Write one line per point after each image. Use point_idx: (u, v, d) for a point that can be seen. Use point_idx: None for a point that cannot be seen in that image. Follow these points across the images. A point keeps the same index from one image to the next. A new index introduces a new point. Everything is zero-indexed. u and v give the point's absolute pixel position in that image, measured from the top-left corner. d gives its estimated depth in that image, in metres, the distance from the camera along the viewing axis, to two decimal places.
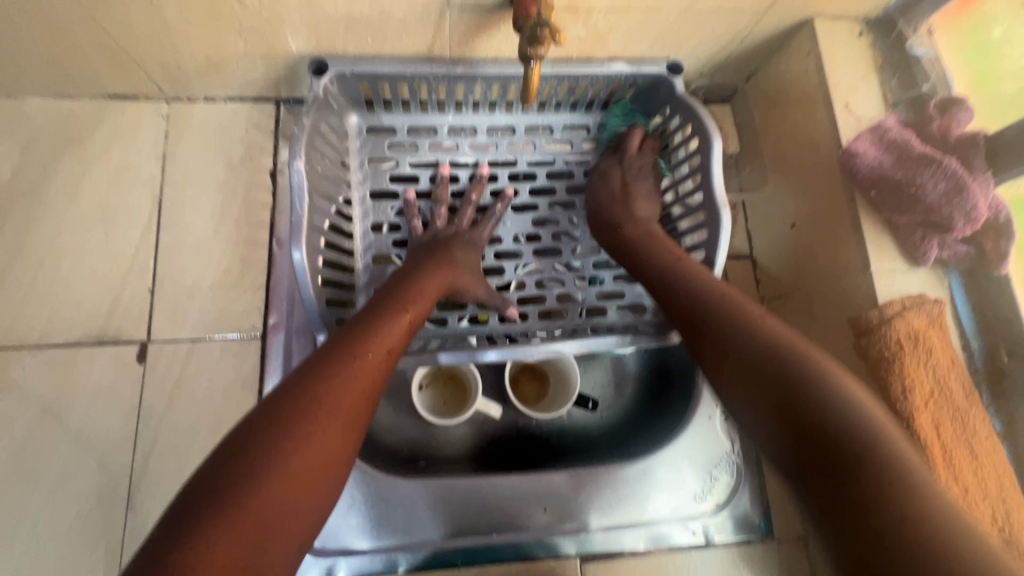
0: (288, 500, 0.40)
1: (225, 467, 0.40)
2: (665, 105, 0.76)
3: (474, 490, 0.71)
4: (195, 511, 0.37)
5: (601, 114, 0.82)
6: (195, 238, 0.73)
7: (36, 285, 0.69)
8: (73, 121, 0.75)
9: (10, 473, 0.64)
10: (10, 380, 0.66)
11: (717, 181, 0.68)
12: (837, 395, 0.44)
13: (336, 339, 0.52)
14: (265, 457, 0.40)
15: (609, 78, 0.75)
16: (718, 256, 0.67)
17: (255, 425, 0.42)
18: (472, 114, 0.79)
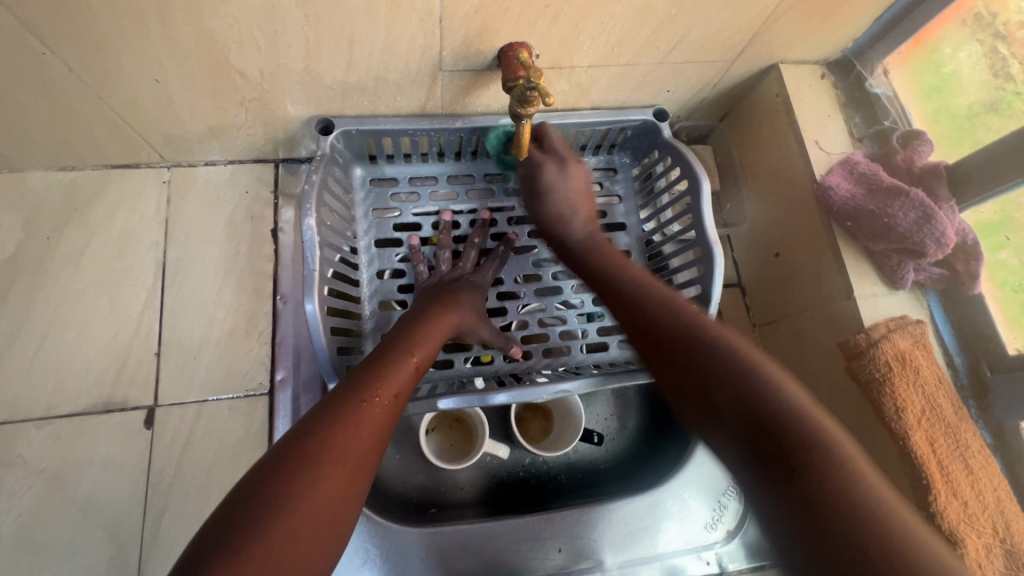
0: (293, 551, 0.40)
1: (233, 520, 0.40)
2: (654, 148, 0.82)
3: (487, 535, 0.71)
4: (204, 565, 0.37)
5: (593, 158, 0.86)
6: (200, 299, 0.74)
7: (41, 356, 0.69)
8: (76, 191, 0.76)
9: (17, 550, 0.62)
10: (15, 455, 0.65)
11: (707, 220, 0.73)
12: (789, 403, 0.43)
13: (341, 384, 0.53)
14: (271, 508, 0.41)
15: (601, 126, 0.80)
16: (713, 291, 0.72)
17: (263, 474, 0.43)
18: (471, 163, 0.83)
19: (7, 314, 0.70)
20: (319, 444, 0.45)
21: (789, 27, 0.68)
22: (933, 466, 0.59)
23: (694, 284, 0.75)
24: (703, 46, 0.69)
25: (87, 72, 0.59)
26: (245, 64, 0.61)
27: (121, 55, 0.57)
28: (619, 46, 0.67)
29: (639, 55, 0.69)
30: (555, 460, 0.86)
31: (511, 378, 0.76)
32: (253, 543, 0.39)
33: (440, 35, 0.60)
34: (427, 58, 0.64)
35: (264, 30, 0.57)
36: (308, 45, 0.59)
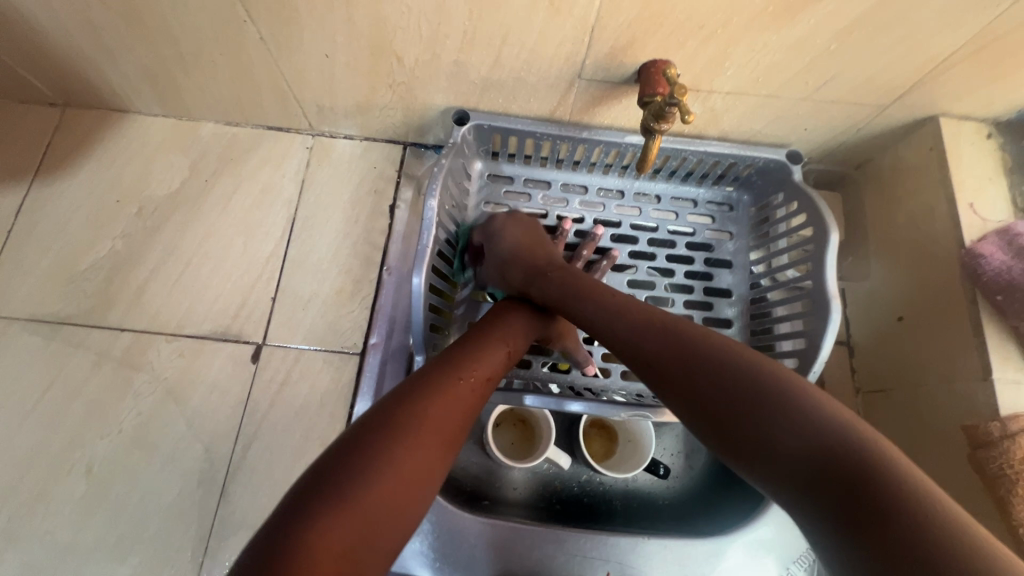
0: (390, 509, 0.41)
1: (343, 457, 0.43)
2: (780, 190, 0.78)
3: (537, 537, 0.70)
4: (314, 497, 0.40)
5: (708, 190, 0.84)
6: (317, 256, 0.81)
7: (181, 280, 0.79)
8: (236, 144, 0.86)
9: (131, 443, 0.70)
10: (146, 360, 0.74)
11: (830, 275, 0.69)
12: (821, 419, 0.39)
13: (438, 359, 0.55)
14: (378, 453, 0.43)
15: (727, 159, 0.78)
16: (821, 351, 0.68)
17: (371, 426, 0.45)
18: (585, 174, 0.84)
19: (163, 240, 0.81)
20: (418, 410, 0.47)
21: (961, 76, 0.63)
22: None
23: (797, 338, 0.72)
24: (857, 86, 0.66)
25: (273, 41, 0.67)
26: (405, 50, 0.66)
27: (304, 29, 0.64)
28: (766, 76, 0.65)
29: (784, 87, 0.67)
30: (611, 483, 0.84)
31: (586, 392, 0.76)
32: (352, 485, 0.41)
33: (588, 43, 0.62)
34: (570, 64, 0.66)
35: (430, 20, 0.61)
36: (464, 38, 0.64)
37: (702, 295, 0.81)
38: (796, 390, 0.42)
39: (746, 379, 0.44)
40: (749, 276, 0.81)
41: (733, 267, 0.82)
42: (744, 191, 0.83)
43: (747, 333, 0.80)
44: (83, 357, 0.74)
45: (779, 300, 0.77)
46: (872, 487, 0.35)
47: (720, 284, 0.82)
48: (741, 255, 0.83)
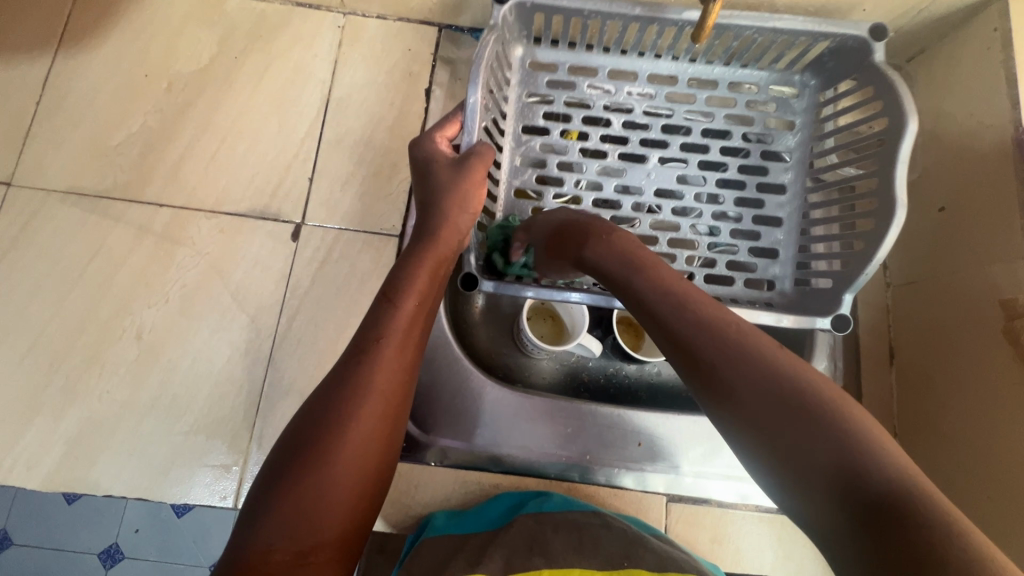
0: (382, 412, 0.47)
1: (315, 423, 0.45)
2: (853, 74, 0.67)
3: (574, 411, 0.72)
4: (297, 461, 0.44)
5: (772, 75, 0.74)
6: (352, 139, 0.80)
7: (217, 158, 0.78)
8: (265, 21, 0.83)
9: (178, 313, 0.72)
10: (187, 235, 0.75)
11: (901, 168, 0.59)
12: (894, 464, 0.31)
13: (413, 247, 0.56)
14: (344, 410, 0.45)
15: (797, 39, 0.67)
16: (877, 251, 0.59)
17: (335, 386, 0.46)
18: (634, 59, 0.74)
19: (195, 117, 0.79)
20: (373, 358, 0.47)
21: None
22: None
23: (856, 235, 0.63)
24: None
25: None
26: None
27: None
28: None
29: None
30: (637, 377, 0.86)
31: None
32: (329, 449, 0.44)
33: None
34: None
35: None
36: None
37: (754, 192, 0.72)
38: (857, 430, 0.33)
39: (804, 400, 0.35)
40: (802, 173, 0.73)
41: (787, 162, 0.73)
42: (809, 76, 0.73)
43: (796, 231, 0.71)
44: (124, 230, 0.74)
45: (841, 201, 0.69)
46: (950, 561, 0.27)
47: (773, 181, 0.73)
48: (800, 150, 0.73)
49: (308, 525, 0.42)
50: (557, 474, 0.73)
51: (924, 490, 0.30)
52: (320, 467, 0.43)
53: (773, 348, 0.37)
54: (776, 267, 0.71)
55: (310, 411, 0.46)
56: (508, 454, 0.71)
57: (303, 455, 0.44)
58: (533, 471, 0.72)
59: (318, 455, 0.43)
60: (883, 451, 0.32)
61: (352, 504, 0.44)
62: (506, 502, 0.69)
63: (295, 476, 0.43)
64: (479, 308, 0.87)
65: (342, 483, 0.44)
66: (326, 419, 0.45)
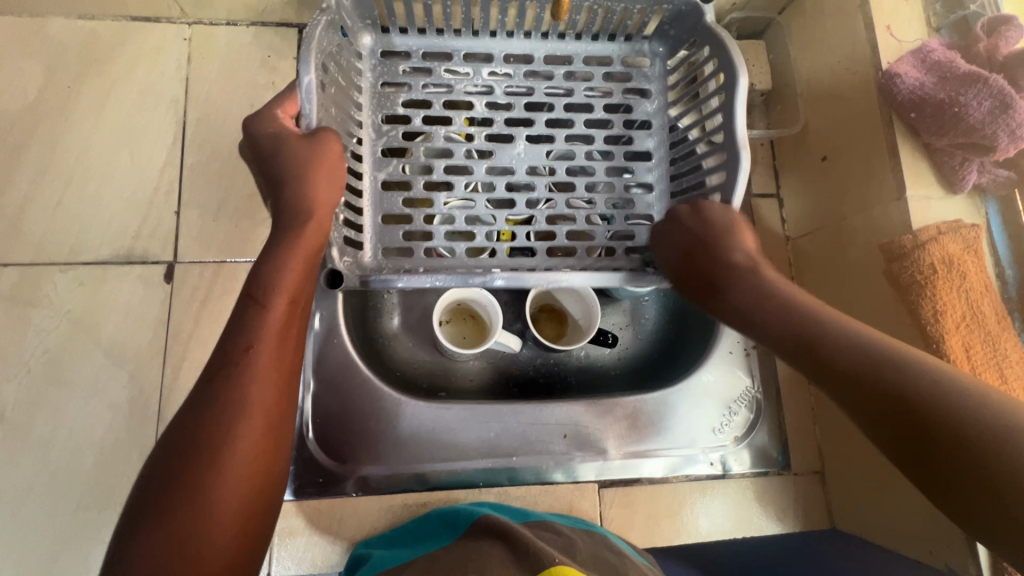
0: (261, 427, 0.42)
1: (176, 454, 0.40)
2: (692, 36, 0.65)
3: (496, 414, 0.71)
4: (155, 500, 0.38)
5: (624, 48, 0.71)
6: (219, 161, 0.73)
7: (63, 203, 0.70)
8: (97, 41, 0.74)
9: (45, 381, 0.65)
10: (42, 294, 0.67)
11: (740, 114, 0.57)
12: (926, 380, 0.36)
13: (277, 236, 0.50)
14: (212, 434, 0.40)
15: (634, 5, 0.65)
16: (731, 203, 0.57)
17: (196, 410, 0.41)
18: (487, 39, 0.70)
19: (32, 158, 0.70)
20: (237, 375, 0.43)
21: None
22: (964, 373, 0.55)
23: (715, 189, 0.60)
24: None
25: None
26: None
27: None
28: None
29: None
30: (566, 361, 0.84)
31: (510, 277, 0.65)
32: (200, 481, 0.39)
33: None
34: None
35: None
36: None
37: (622, 160, 0.69)
38: (911, 362, 0.38)
39: (882, 370, 0.38)
40: (666, 137, 0.70)
41: (652, 129, 0.71)
42: (660, 44, 0.71)
43: (667, 194, 0.69)
44: None
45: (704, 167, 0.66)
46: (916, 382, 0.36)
47: (642, 148, 0.70)
48: (660, 115, 0.71)
49: (185, 563, 0.37)
50: (486, 481, 0.71)
51: (890, 363, 0.38)
52: (198, 500, 0.38)
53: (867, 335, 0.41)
54: None
55: (170, 442, 0.40)
56: (432, 466, 0.69)
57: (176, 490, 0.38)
58: (459, 482, 0.70)
59: (194, 487, 0.39)
60: (936, 374, 0.36)
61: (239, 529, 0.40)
62: (438, 518, 0.65)
63: (167, 514, 0.38)
64: (392, 320, 0.83)
65: (225, 512, 0.39)
66: (200, 446, 0.40)
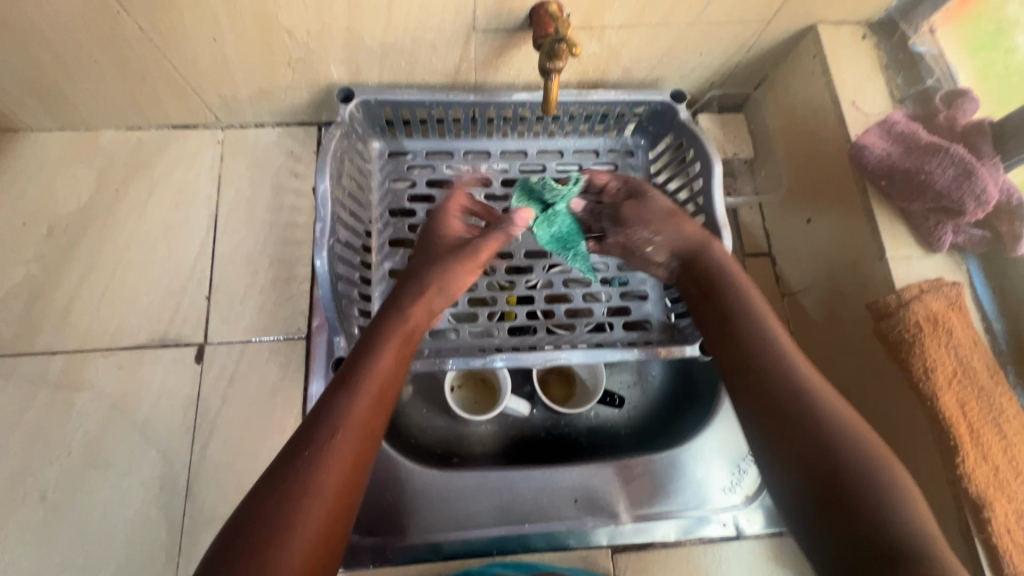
0: (345, 483, 0.45)
1: (255, 519, 0.41)
2: (669, 132, 0.82)
3: (505, 480, 0.73)
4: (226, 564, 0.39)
5: (607, 141, 0.87)
6: (247, 248, 0.80)
7: (107, 294, 0.77)
8: (143, 148, 0.83)
9: (85, 462, 0.70)
10: (85, 378, 0.73)
11: (718, 201, 0.74)
12: (881, 473, 0.45)
13: (387, 318, 0.59)
14: (293, 506, 0.42)
15: (617, 107, 0.81)
16: None
17: (281, 476, 0.44)
18: (484, 138, 0.85)
19: (82, 255, 0.78)
20: (326, 447, 0.45)
21: None
22: (961, 429, 0.56)
23: None
24: (737, 4, 0.68)
25: (156, 32, 0.65)
26: (293, 23, 0.65)
27: (184, 14, 0.63)
28: (650, 4, 0.66)
29: (673, 12, 0.68)
30: (576, 423, 0.86)
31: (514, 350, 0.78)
32: (278, 551, 0.40)
33: None
34: (462, 17, 0.66)
35: None
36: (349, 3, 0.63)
37: None
38: (873, 462, 0.46)
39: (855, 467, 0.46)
40: None
41: None
42: (639, 137, 0.87)
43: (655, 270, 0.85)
44: (15, 387, 0.72)
45: None
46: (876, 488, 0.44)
47: None
48: None
49: None
50: (498, 548, 0.71)
51: (869, 461, 0.46)
52: (279, 540, 0.41)
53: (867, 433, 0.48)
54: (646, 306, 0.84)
55: (253, 502, 0.42)
56: (445, 534, 0.70)
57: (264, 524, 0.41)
58: (470, 550, 0.70)
59: (279, 526, 0.41)
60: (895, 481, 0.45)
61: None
62: None
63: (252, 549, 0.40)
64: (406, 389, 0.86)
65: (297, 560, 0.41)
66: (283, 506, 0.42)
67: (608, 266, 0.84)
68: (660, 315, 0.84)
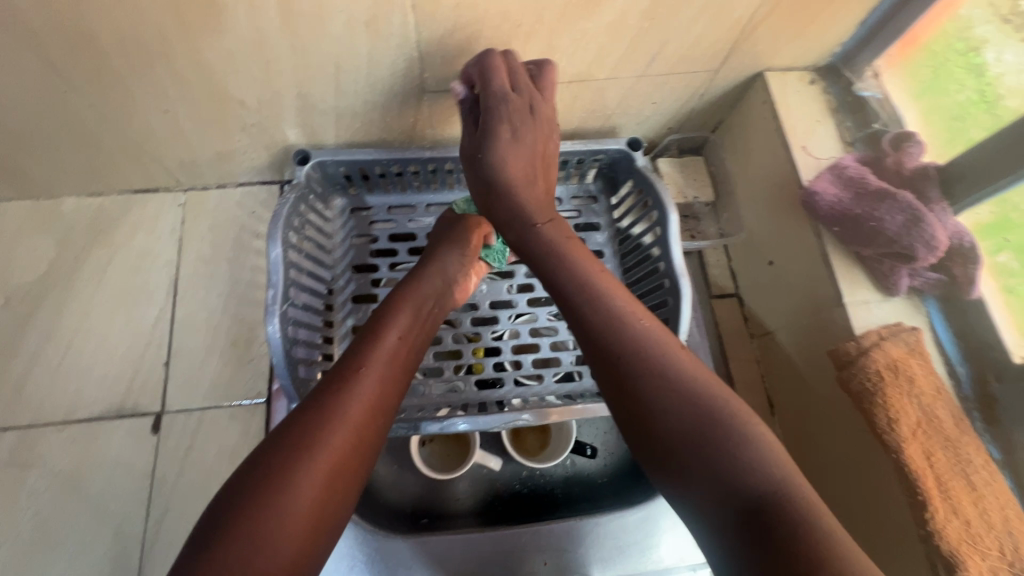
0: (353, 446, 0.46)
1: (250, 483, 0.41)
2: (628, 179, 0.82)
3: (473, 546, 0.70)
4: (220, 529, 0.39)
5: (569, 188, 0.88)
6: (207, 312, 0.79)
7: (63, 365, 0.75)
8: (104, 214, 0.83)
9: (34, 544, 0.67)
10: (37, 455, 0.71)
11: (675, 249, 0.74)
12: (682, 413, 0.44)
13: (398, 297, 0.60)
14: (286, 473, 0.42)
15: (574, 157, 0.81)
16: (677, 330, 0.73)
17: (278, 444, 0.44)
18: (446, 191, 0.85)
19: (39, 326, 0.77)
20: (326, 418, 0.46)
21: (770, 35, 0.67)
22: (930, 483, 0.55)
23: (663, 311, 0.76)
24: (682, 57, 0.69)
25: (105, 106, 0.66)
26: (243, 92, 0.66)
27: (133, 89, 0.63)
28: (596, 61, 0.67)
29: (620, 68, 0.69)
30: (551, 473, 0.83)
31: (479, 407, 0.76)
32: (271, 516, 0.40)
33: (419, 58, 0.63)
34: (411, 80, 0.67)
35: (258, 60, 0.61)
36: (297, 72, 0.63)
37: None
38: (727, 416, 0.43)
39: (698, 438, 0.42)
40: (619, 264, 0.85)
41: (604, 257, 0.86)
42: (601, 183, 0.87)
43: None
44: None
45: (647, 288, 0.81)
46: (723, 459, 0.41)
47: None
48: (609, 243, 0.86)
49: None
50: None
51: (745, 434, 0.42)
52: (285, 495, 0.41)
53: (726, 391, 0.45)
54: None
55: (247, 469, 0.42)
56: None
57: (274, 480, 0.41)
58: None
59: (288, 481, 0.42)
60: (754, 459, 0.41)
61: (304, 545, 0.41)
62: None
63: (259, 505, 0.40)
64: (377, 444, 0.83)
65: (297, 522, 0.40)
66: (273, 473, 0.42)
67: None
68: None
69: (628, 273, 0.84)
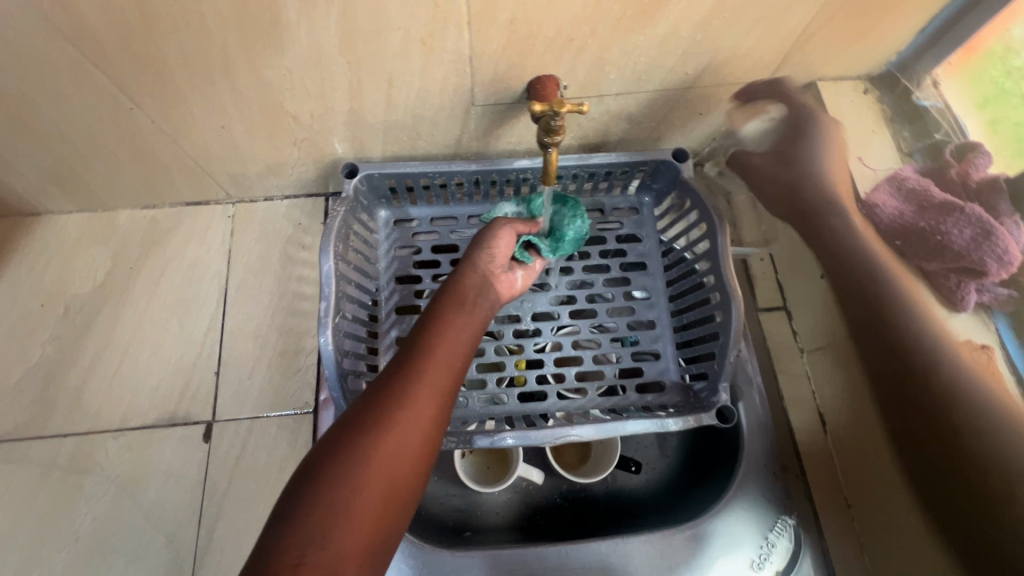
0: (419, 430, 0.44)
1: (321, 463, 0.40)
2: (674, 191, 0.81)
3: (520, 561, 0.69)
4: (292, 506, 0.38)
5: (612, 199, 0.87)
6: (255, 322, 0.80)
7: (119, 374, 0.77)
8: (157, 226, 0.86)
9: (91, 549, 0.69)
10: (95, 461, 0.73)
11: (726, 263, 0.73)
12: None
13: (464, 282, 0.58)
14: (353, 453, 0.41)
15: (619, 168, 0.81)
16: (727, 344, 0.71)
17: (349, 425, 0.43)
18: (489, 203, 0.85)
19: (96, 335, 0.79)
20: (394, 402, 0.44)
21: (825, 45, 0.66)
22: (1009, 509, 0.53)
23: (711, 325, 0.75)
24: (733, 68, 0.68)
25: (166, 123, 0.68)
26: (298, 108, 0.67)
27: (193, 107, 0.65)
28: (647, 73, 0.67)
29: (669, 79, 0.68)
30: (594, 488, 0.82)
31: (522, 420, 0.75)
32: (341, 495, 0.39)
33: (470, 73, 0.63)
34: (461, 94, 0.67)
35: (312, 77, 0.62)
36: (351, 88, 0.64)
37: (624, 301, 0.82)
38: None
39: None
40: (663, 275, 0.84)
41: (647, 268, 0.85)
42: (645, 194, 0.87)
43: (670, 328, 0.82)
44: (28, 473, 0.72)
45: (693, 300, 0.79)
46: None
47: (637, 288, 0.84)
48: (653, 254, 0.85)
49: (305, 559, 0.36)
50: None
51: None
52: (349, 479, 0.39)
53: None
54: (663, 366, 0.80)
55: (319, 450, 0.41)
56: None
57: (341, 460, 0.40)
58: None
59: (356, 461, 0.40)
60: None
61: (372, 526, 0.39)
62: None
63: (325, 488, 0.39)
64: None
65: (363, 506, 0.39)
66: (343, 453, 0.41)
67: (619, 326, 0.81)
68: (677, 377, 0.80)
69: (673, 284, 0.83)
